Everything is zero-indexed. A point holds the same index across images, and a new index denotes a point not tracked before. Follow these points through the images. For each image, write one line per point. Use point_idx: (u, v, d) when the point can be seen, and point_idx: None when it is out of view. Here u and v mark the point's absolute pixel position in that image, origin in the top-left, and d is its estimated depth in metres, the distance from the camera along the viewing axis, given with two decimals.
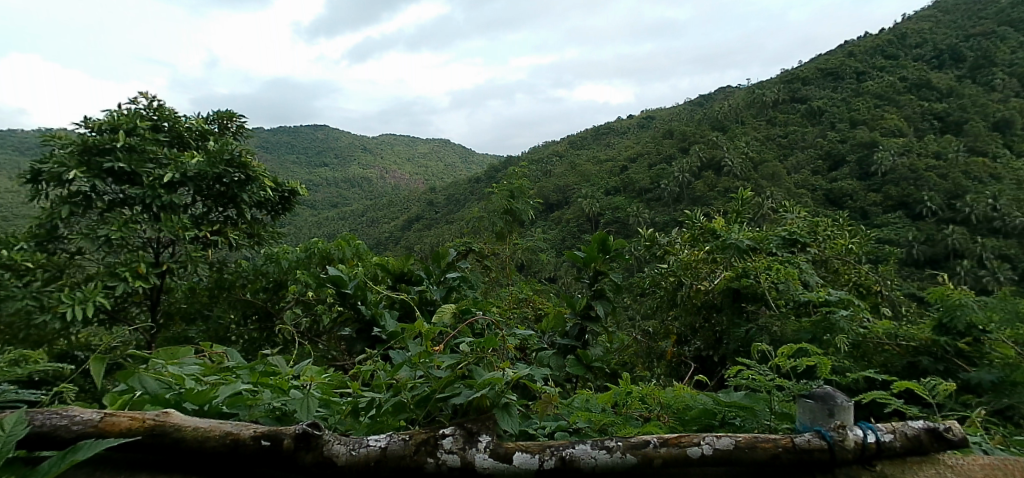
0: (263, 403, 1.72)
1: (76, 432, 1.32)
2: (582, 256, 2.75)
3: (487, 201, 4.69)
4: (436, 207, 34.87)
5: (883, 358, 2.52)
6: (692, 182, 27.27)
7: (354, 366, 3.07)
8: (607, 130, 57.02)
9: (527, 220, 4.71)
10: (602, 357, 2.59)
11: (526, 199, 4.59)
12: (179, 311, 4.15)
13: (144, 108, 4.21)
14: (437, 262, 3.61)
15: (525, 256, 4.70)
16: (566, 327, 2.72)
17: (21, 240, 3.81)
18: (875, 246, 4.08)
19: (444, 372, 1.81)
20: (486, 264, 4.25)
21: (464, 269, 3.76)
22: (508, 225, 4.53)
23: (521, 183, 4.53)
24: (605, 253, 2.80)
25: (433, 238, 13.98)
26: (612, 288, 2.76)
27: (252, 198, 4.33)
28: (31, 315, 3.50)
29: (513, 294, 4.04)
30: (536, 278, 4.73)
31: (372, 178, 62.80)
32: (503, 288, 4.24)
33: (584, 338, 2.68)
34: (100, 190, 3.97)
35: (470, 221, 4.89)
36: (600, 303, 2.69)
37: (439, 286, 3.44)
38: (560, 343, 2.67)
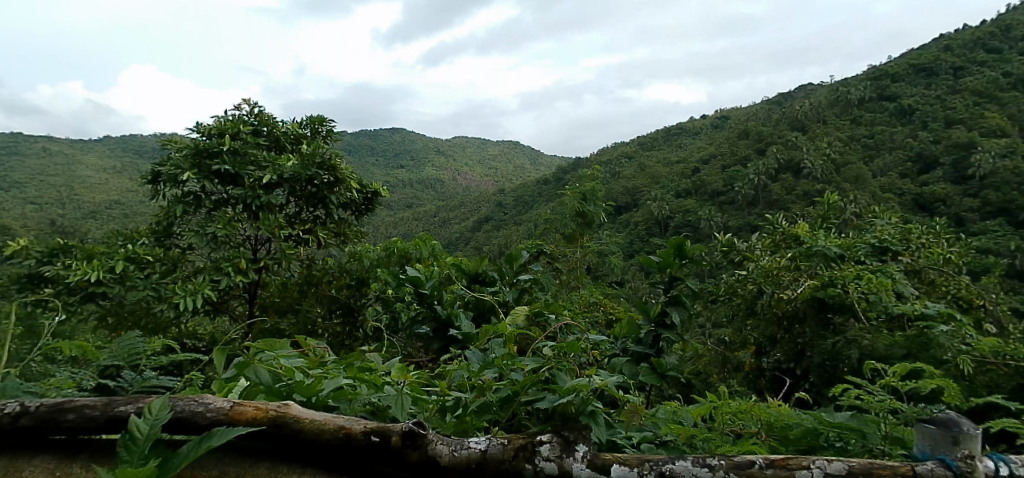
0: (362, 398, 1.82)
1: (211, 419, 1.43)
2: (657, 261, 2.71)
3: (558, 203, 4.74)
4: (504, 208, 35.05)
5: (988, 378, 2.33)
6: (768, 184, 26.15)
7: (432, 368, 3.10)
8: (679, 130, 55.47)
9: (599, 224, 4.69)
10: (677, 365, 2.49)
11: (598, 203, 4.58)
12: (273, 305, 4.42)
13: (246, 114, 4.52)
14: (511, 263, 3.67)
15: (594, 258, 4.69)
16: (640, 334, 2.62)
17: (143, 236, 4.20)
18: (976, 255, 3.77)
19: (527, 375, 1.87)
20: (557, 268, 4.24)
21: (536, 270, 3.78)
22: (580, 228, 4.53)
23: (594, 185, 4.53)
24: (680, 258, 2.73)
25: (495, 242, 14.05)
26: (690, 294, 2.67)
27: (340, 199, 4.55)
28: (150, 304, 3.84)
29: (584, 297, 4.02)
30: (607, 283, 4.68)
31: (445, 180, 64.16)
32: (574, 292, 4.20)
33: (658, 347, 2.57)
34: (208, 191, 4.31)
35: (540, 224, 4.93)
36: (676, 310, 2.60)
37: (512, 287, 3.55)
38: (633, 350, 2.58)
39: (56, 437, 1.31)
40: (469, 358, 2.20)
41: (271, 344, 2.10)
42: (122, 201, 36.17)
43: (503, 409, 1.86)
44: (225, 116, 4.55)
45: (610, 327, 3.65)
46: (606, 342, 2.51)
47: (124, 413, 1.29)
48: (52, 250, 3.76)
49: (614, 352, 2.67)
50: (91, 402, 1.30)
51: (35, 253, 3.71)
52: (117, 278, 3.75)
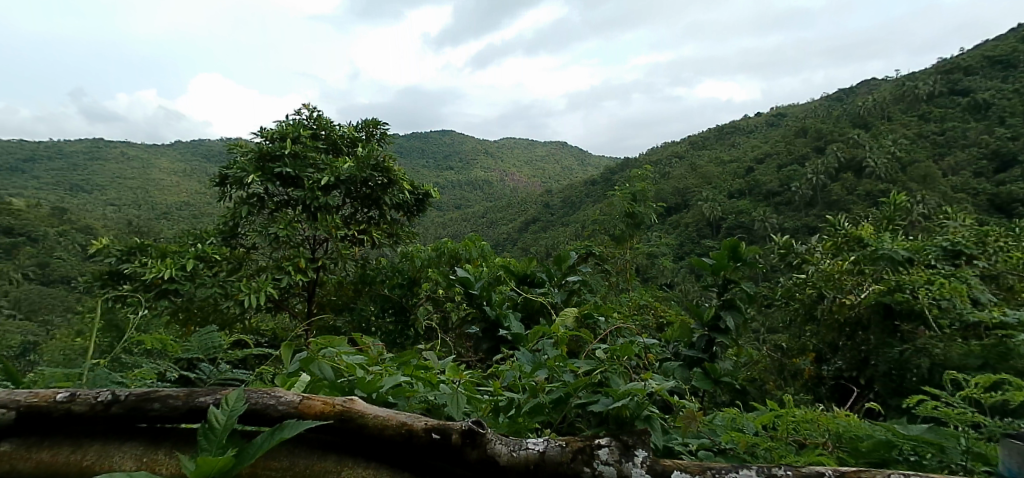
0: (419, 396, 1.86)
1: (282, 411, 1.49)
2: (710, 263, 2.62)
3: (608, 203, 4.70)
4: (551, 209, 34.88)
5: None
6: (827, 184, 25.19)
7: (481, 367, 3.12)
8: (733, 128, 53.95)
9: (650, 225, 4.62)
10: (732, 371, 2.43)
11: (648, 204, 4.51)
12: (330, 304, 4.56)
13: (306, 118, 4.67)
14: (559, 265, 3.64)
15: (644, 260, 4.61)
16: (693, 338, 2.56)
17: (211, 236, 4.40)
18: None
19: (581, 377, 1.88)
20: (606, 269, 4.16)
21: (585, 272, 3.75)
22: (630, 229, 4.48)
23: (645, 186, 4.47)
24: (735, 260, 2.63)
25: (543, 244, 13.94)
26: (746, 298, 2.59)
27: (393, 200, 4.66)
28: (217, 301, 4.01)
29: (634, 299, 3.95)
30: (658, 286, 4.58)
31: (493, 181, 64.42)
32: (625, 294, 4.14)
33: (712, 351, 2.51)
34: (271, 192, 4.48)
35: (590, 225, 4.88)
36: (731, 314, 2.52)
37: (560, 289, 3.52)
38: (685, 354, 2.51)
39: (141, 425, 1.39)
40: (519, 359, 2.21)
41: (331, 340, 2.17)
42: (185, 204, 37.89)
43: (557, 410, 1.88)
44: (286, 120, 4.72)
45: (664, 330, 3.53)
46: (656, 344, 2.49)
47: (203, 404, 1.37)
48: (130, 249, 4.01)
49: (666, 356, 2.60)
50: (174, 392, 1.38)
51: (113, 251, 3.98)
52: (187, 276, 3.93)
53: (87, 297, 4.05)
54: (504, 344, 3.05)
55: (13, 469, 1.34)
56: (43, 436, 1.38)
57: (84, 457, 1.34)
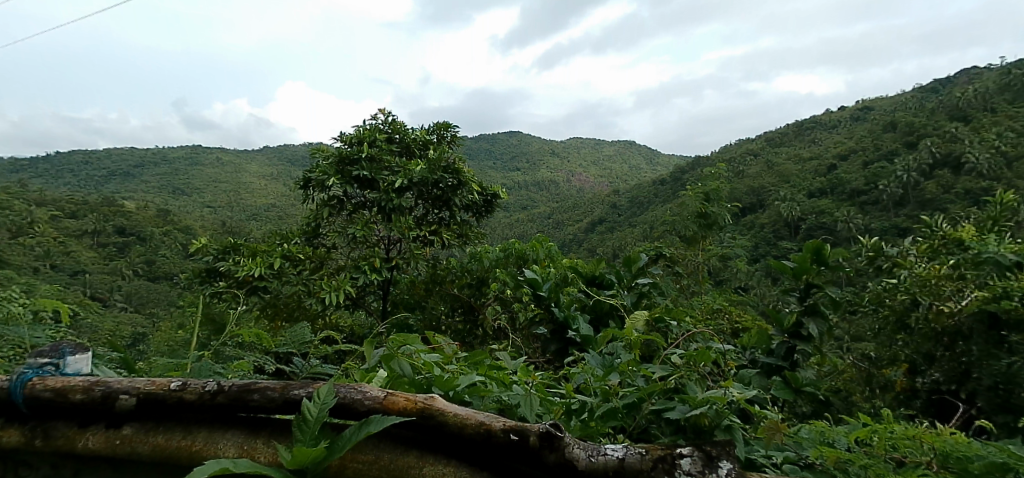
0: (493, 395, 1.88)
1: (368, 406, 1.55)
2: (792, 266, 2.50)
3: (679, 203, 4.59)
4: (618, 209, 34.35)
5: None
6: (920, 182, 23.56)
7: (550, 370, 3.10)
8: (813, 123, 51.26)
9: (723, 226, 4.47)
10: (815, 381, 2.31)
11: (723, 204, 4.37)
12: (402, 302, 4.67)
13: (381, 123, 4.83)
14: (629, 266, 3.59)
15: (718, 262, 4.47)
16: (772, 344, 2.46)
17: (296, 236, 4.63)
18: None
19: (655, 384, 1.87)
20: (678, 271, 4.06)
21: (656, 274, 3.68)
22: (702, 230, 4.35)
23: (718, 185, 4.34)
24: (819, 264, 2.50)
25: (612, 243, 13.66)
26: (830, 303, 2.46)
27: (462, 201, 4.72)
28: (301, 298, 4.22)
29: (708, 303, 3.83)
30: (732, 290, 4.43)
31: (560, 181, 64.03)
32: (697, 298, 4.02)
33: (793, 359, 2.40)
34: (349, 195, 4.66)
35: (661, 226, 4.78)
36: (814, 322, 2.39)
37: (630, 291, 3.46)
38: (763, 362, 2.41)
39: (242, 414, 1.48)
40: (588, 362, 2.20)
41: (407, 338, 2.24)
42: (267, 206, 39.98)
43: (630, 415, 1.86)
44: (363, 125, 4.89)
45: (739, 334, 3.41)
46: (732, 350, 2.42)
47: (297, 396, 1.45)
48: (225, 248, 4.29)
49: (743, 363, 2.51)
50: (272, 384, 1.47)
51: (211, 250, 4.29)
52: (274, 274, 4.16)
53: (187, 292, 4.39)
54: (573, 346, 3.02)
55: (133, 451, 1.46)
56: (158, 421, 1.49)
57: (194, 442, 1.44)
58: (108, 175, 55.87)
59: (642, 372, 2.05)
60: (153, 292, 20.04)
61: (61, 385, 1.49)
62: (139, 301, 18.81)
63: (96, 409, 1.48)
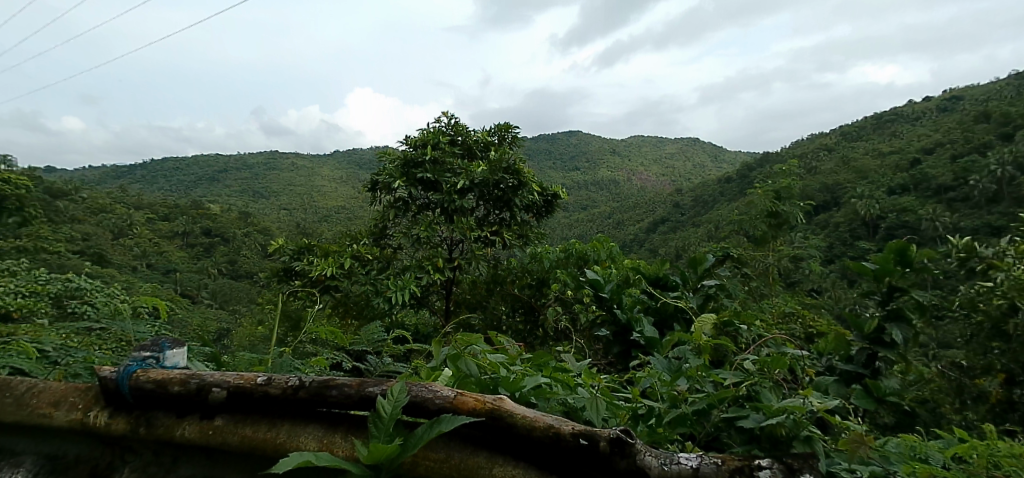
0: (558, 398, 1.86)
1: (439, 405, 1.57)
2: (874, 267, 2.37)
3: (747, 202, 4.43)
4: (682, 208, 33.56)
5: None
6: (1017, 176, 21.74)
7: (612, 373, 3.07)
8: (894, 115, 48.41)
9: (795, 226, 4.29)
10: (901, 391, 2.17)
11: (795, 202, 4.19)
12: (465, 302, 4.75)
13: (444, 126, 4.90)
14: (695, 267, 3.51)
15: (790, 263, 4.29)
16: (851, 351, 2.34)
17: (364, 236, 4.79)
18: None
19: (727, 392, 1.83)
20: (746, 273, 3.91)
21: (723, 276, 3.58)
22: (773, 230, 4.19)
23: (790, 183, 4.17)
24: (904, 265, 2.36)
25: (678, 243, 13.32)
26: (916, 307, 2.31)
27: (523, 201, 4.74)
28: (370, 297, 4.33)
29: (779, 306, 3.68)
30: (805, 292, 4.25)
31: (621, 181, 63.14)
32: (767, 301, 3.87)
33: (875, 367, 2.27)
34: (414, 197, 4.77)
35: (728, 226, 4.63)
36: (898, 328, 2.26)
37: (696, 293, 3.37)
38: (842, 369, 2.29)
39: (321, 409, 1.53)
40: (654, 365, 2.15)
41: (471, 338, 2.25)
42: (337, 208, 41.48)
43: (700, 422, 1.82)
44: (427, 128, 4.99)
45: (814, 339, 3.26)
46: (807, 356, 2.33)
47: (372, 393, 1.49)
48: (300, 248, 4.51)
49: (819, 370, 2.40)
50: (348, 381, 1.52)
51: (287, 251, 4.50)
52: (345, 273, 4.31)
53: (266, 290, 4.61)
54: (637, 349, 2.97)
55: (223, 441, 1.53)
56: (246, 413, 1.57)
57: (277, 434, 1.51)
58: (193, 180, 59.46)
59: (712, 378, 2.01)
60: (235, 289, 21.13)
61: (161, 377, 1.59)
62: (223, 298, 19.88)
63: (191, 400, 1.57)
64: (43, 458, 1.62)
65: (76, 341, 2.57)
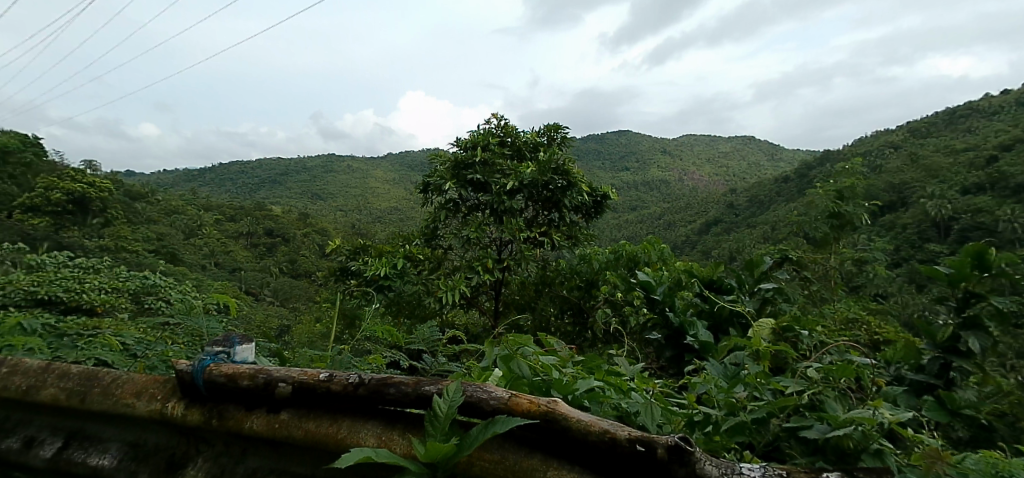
0: (612, 403, 1.83)
1: (494, 406, 1.57)
2: (948, 272, 2.25)
3: (807, 202, 4.28)
4: (736, 208, 32.70)
5: None
6: None
7: (663, 377, 3.02)
8: (969, 109, 45.64)
9: (858, 228, 4.11)
10: (978, 403, 2.05)
11: (859, 202, 4.01)
12: (513, 302, 4.75)
13: (494, 127, 4.93)
14: (751, 270, 3.43)
15: (852, 267, 4.12)
16: (922, 360, 2.23)
17: (416, 237, 4.88)
18: None
19: (786, 402, 1.78)
20: (806, 276, 3.78)
21: (782, 279, 3.46)
22: (834, 231, 4.03)
23: (855, 182, 3.99)
24: (982, 271, 2.23)
25: (734, 244, 12.93)
26: (994, 315, 2.17)
27: (572, 202, 4.72)
28: (422, 296, 4.42)
29: (841, 311, 3.53)
30: (869, 297, 4.06)
31: (673, 181, 62.01)
32: (829, 305, 3.72)
33: (948, 377, 2.15)
34: (464, 198, 4.82)
35: (786, 227, 4.48)
36: (975, 336, 2.13)
37: (753, 297, 3.29)
38: (911, 379, 2.19)
39: (380, 406, 1.58)
40: (709, 370, 2.11)
41: (521, 339, 2.26)
42: (391, 209, 42.36)
43: (758, 431, 1.78)
44: (478, 130, 5.03)
45: (881, 348, 3.10)
46: (872, 364, 2.24)
47: (429, 392, 1.52)
48: (356, 248, 4.67)
49: (886, 380, 2.30)
50: (406, 379, 1.56)
51: (344, 251, 4.67)
52: (397, 273, 4.39)
53: (323, 289, 4.77)
54: (691, 353, 2.91)
55: (289, 435, 1.59)
56: (310, 409, 1.62)
57: (338, 429, 1.56)
58: (256, 183, 61.93)
59: (772, 386, 1.97)
60: (294, 287, 21.87)
61: (232, 371, 1.66)
62: (284, 296, 20.60)
63: (260, 394, 1.64)
64: (127, 446, 1.72)
65: (154, 336, 2.74)
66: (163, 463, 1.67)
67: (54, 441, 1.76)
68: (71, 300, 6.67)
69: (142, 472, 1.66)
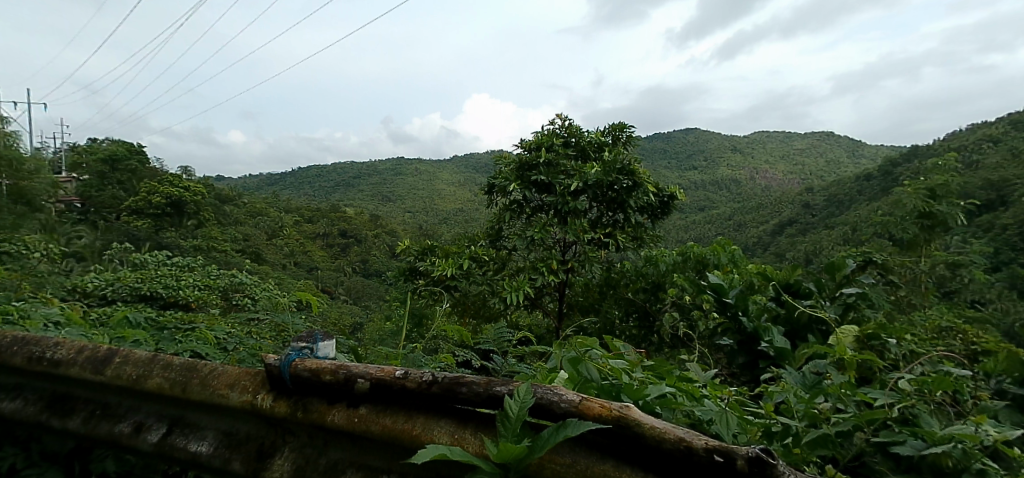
0: (685, 409, 1.79)
1: (564, 409, 1.55)
2: None
3: (892, 202, 4.03)
4: (813, 208, 31.22)
5: None
6: None
7: (735, 384, 2.93)
8: None
9: (950, 228, 3.84)
10: None
11: (951, 202, 3.75)
12: (578, 305, 4.74)
13: (558, 128, 4.92)
14: (832, 274, 3.27)
15: (944, 271, 3.84)
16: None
17: (481, 238, 4.95)
18: None
19: (871, 415, 1.69)
20: (892, 281, 3.57)
21: (864, 283, 3.28)
22: (924, 232, 3.78)
23: (947, 179, 3.74)
24: None
25: (811, 245, 12.30)
26: None
27: (638, 202, 4.65)
28: (486, 297, 4.49)
29: (931, 319, 3.30)
30: (965, 304, 3.78)
31: (744, 180, 59.88)
32: (919, 312, 3.49)
33: None
34: (528, 199, 4.84)
35: (868, 228, 4.24)
36: None
37: (833, 302, 3.13)
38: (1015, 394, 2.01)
39: (454, 405, 1.61)
40: (787, 379, 2.04)
41: (589, 342, 2.25)
42: (458, 211, 43.02)
43: (844, 445, 1.69)
44: (542, 131, 5.04)
45: (978, 359, 2.89)
46: (970, 376, 2.10)
47: (500, 393, 1.54)
48: (423, 249, 4.79)
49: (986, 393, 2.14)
50: (477, 379, 1.58)
51: (413, 251, 4.80)
52: (464, 274, 4.48)
53: (393, 289, 4.92)
54: (765, 360, 2.80)
55: (367, 429, 1.64)
56: (386, 405, 1.67)
57: (413, 426, 1.60)
58: (331, 187, 64.48)
59: (858, 397, 1.87)
60: (365, 286, 22.54)
61: (316, 366, 1.74)
62: (356, 294, 21.26)
63: (340, 389, 1.71)
64: (221, 434, 1.83)
65: (244, 331, 2.93)
66: (254, 452, 1.77)
67: (157, 427, 1.90)
68: (169, 296, 7.23)
69: (235, 459, 1.77)
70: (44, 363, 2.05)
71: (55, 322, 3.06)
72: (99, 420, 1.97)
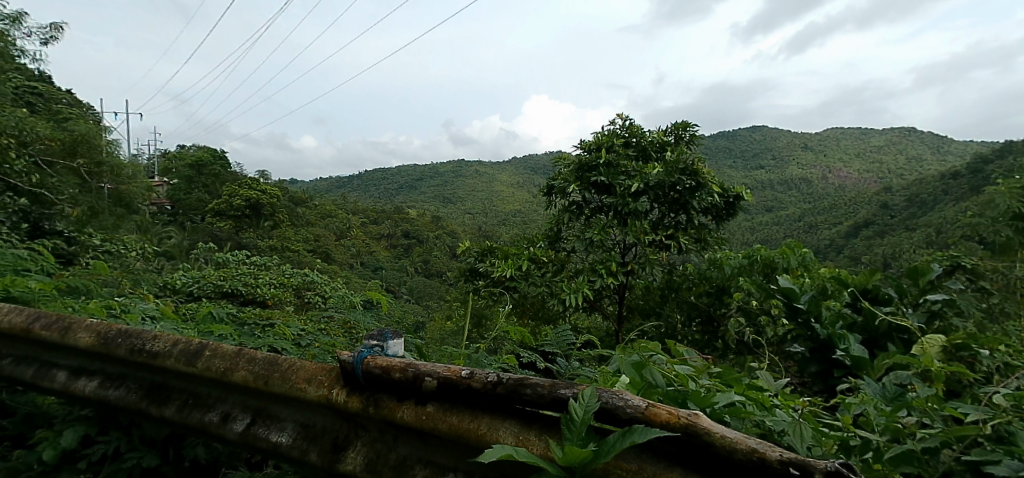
0: (755, 419, 1.73)
1: (630, 414, 1.53)
2: None
3: (983, 202, 3.76)
4: (891, 208, 29.58)
5: None
6: None
7: (805, 393, 2.81)
8: None
9: None
10: None
11: None
12: (639, 307, 4.71)
13: (619, 128, 4.86)
14: (914, 279, 3.10)
15: None
16: None
17: (540, 240, 4.96)
18: None
19: (962, 432, 1.60)
20: (982, 288, 3.35)
21: (950, 289, 3.09)
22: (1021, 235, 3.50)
23: None
24: None
25: (892, 246, 11.61)
26: None
27: (701, 203, 4.53)
28: (545, 299, 4.45)
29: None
30: None
31: (816, 179, 57.39)
32: (1014, 322, 3.24)
33: None
34: (588, 200, 4.80)
35: (954, 231, 3.98)
36: None
37: (916, 310, 2.97)
38: None
39: (518, 406, 1.62)
40: (866, 390, 1.95)
41: (653, 346, 2.22)
42: (519, 211, 43.27)
43: (930, 462, 1.61)
44: (602, 132, 5.00)
45: None
46: None
47: (565, 396, 1.55)
48: (483, 251, 4.84)
49: None
50: (542, 382, 1.60)
51: (473, 252, 4.86)
52: (523, 275, 4.50)
53: (454, 289, 5.00)
54: (841, 369, 2.67)
55: (435, 427, 1.68)
56: (453, 403, 1.70)
57: (479, 426, 1.63)
58: (396, 189, 66.15)
59: (945, 412, 1.77)
60: (428, 285, 22.96)
61: (386, 364, 1.79)
62: (418, 293, 21.72)
63: (409, 386, 1.75)
64: (299, 426, 1.91)
65: (316, 327, 3.05)
66: (329, 445, 1.84)
67: (242, 417, 2.00)
68: (248, 293, 7.61)
69: (313, 450, 1.85)
70: (143, 355, 2.20)
71: (150, 316, 3.29)
72: (190, 410, 2.10)
